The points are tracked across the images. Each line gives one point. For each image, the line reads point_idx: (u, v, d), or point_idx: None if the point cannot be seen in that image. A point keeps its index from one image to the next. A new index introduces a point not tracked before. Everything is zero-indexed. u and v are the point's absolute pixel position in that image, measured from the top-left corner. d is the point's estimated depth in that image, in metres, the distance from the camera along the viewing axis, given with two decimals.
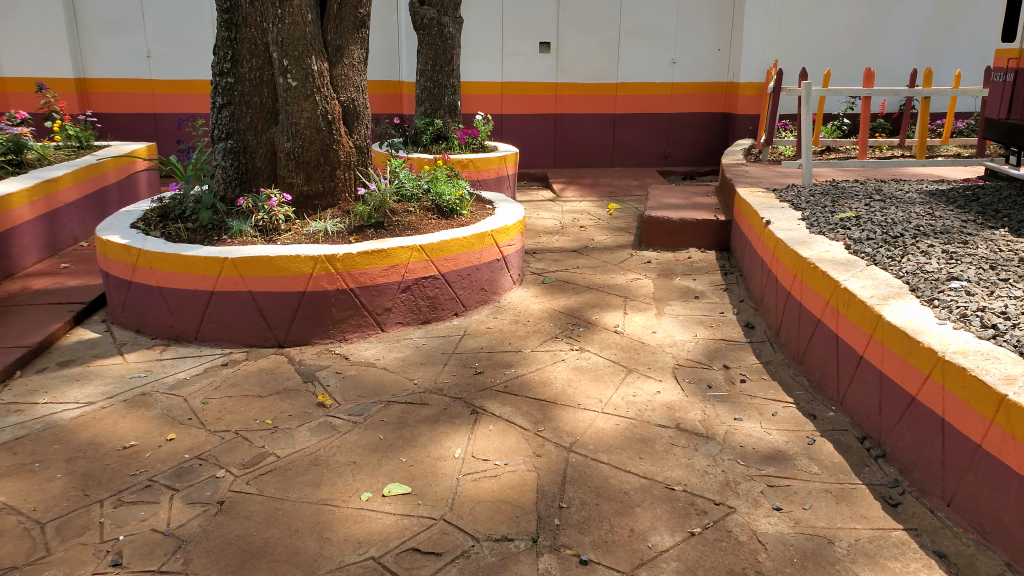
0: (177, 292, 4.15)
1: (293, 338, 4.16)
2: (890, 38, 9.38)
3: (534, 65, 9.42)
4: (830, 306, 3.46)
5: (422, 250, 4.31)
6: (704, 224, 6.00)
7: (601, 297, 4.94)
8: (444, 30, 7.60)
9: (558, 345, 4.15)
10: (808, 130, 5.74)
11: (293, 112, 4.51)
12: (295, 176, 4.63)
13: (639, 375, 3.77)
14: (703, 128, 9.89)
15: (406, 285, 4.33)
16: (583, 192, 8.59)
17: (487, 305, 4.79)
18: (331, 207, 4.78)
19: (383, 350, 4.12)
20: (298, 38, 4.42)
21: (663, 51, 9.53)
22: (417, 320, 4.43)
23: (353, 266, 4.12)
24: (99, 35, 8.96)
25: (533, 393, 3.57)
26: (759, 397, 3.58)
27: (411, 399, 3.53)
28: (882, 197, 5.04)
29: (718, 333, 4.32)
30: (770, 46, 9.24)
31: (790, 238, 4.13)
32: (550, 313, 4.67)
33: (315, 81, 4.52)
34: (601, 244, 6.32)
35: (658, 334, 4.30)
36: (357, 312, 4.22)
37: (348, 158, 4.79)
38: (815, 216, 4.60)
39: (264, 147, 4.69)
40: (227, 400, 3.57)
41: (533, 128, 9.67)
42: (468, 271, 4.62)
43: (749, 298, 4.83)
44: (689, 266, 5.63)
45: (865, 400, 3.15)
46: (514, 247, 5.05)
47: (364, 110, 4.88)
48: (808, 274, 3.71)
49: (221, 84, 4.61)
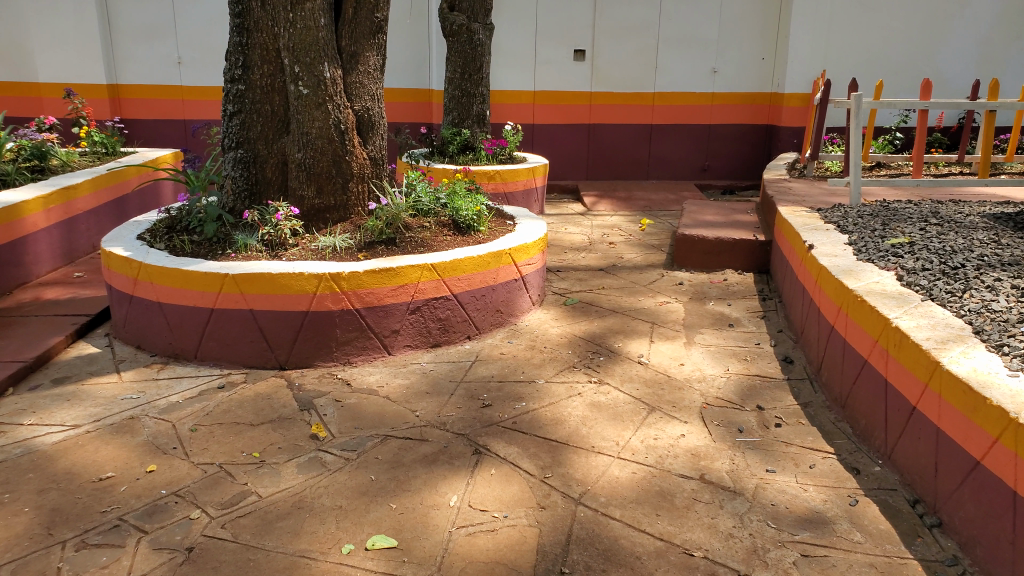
0: (179, 309, 3.95)
1: (295, 360, 3.94)
2: (948, 48, 8.87)
3: (568, 73, 9.14)
4: (878, 347, 3.09)
5: (434, 269, 4.05)
6: (740, 244, 5.64)
7: (625, 322, 4.62)
8: (474, 36, 7.36)
9: (575, 376, 3.84)
10: (857, 145, 5.33)
11: (304, 120, 4.30)
12: (306, 189, 4.42)
13: (662, 415, 3.45)
14: (745, 141, 9.49)
15: (416, 306, 4.07)
16: (616, 206, 8.26)
17: (503, 328, 4.52)
18: (342, 221, 4.55)
19: (387, 376, 3.86)
20: (311, 43, 4.20)
21: (703, 59, 9.16)
22: (428, 344, 4.17)
23: (360, 285, 3.87)
24: (131, 40, 8.93)
25: (543, 433, 3.27)
26: (794, 446, 3.22)
27: (411, 434, 3.26)
28: (938, 221, 4.62)
29: (752, 368, 3.97)
30: (818, 55, 8.80)
31: (835, 266, 3.76)
32: (569, 338, 4.36)
33: (328, 89, 4.30)
34: (630, 263, 6.00)
35: (685, 367, 3.97)
36: (362, 334, 3.98)
37: (362, 170, 4.56)
38: (863, 241, 4.22)
39: (275, 157, 4.48)
40: (217, 428, 3.34)
41: (566, 137, 9.37)
42: (484, 292, 4.34)
43: (788, 328, 4.47)
44: (724, 290, 5.27)
45: (917, 456, 2.79)
46: (534, 266, 4.76)
47: (379, 120, 4.65)
48: (854, 308, 3.35)
49: (232, 91, 4.40)
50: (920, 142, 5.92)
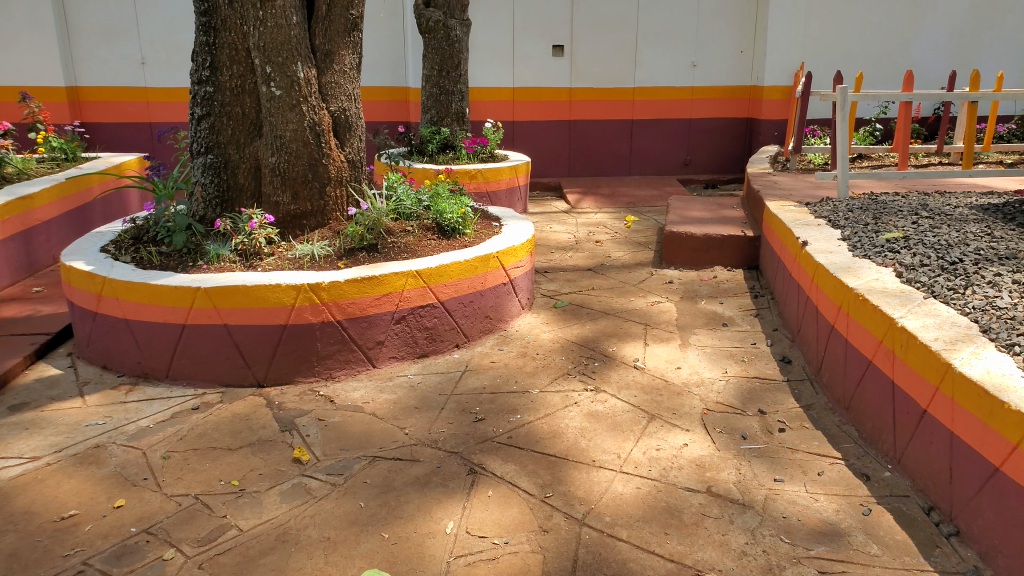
0: (147, 326, 3.72)
1: (273, 376, 3.72)
2: (926, 37, 8.82)
3: (546, 69, 8.96)
4: (883, 347, 2.95)
5: (420, 276, 3.86)
6: (730, 240, 5.51)
7: (618, 324, 4.46)
8: (451, 33, 7.17)
9: (570, 385, 3.66)
10: (844, 136, 5.20)
11: (277, 123, 4.09)
12: (281, 194, 4.20)
13: (663, 424, 3.28)
14: (726, 134, 9.38)
15: (401, 315, 3.87)
16: (600, 203, 8.10)
17: (492, 335, 4.32)
18: (320, 227, 4.34)
19: (373, 391, 3.66)
20: (282, 42, 3.99)
21: (683, 52, 9.03)
22: (414, 354, 3.98)
23: (340, 295, 3.67)
24: (91, 41, 8.61)
25: (541, 447, 3.09)
26: (802, 452, 3.07)
27: (400, 454, 3.07)
28: (930, 213, 4.52)
29: (751, 369, 3.82)
30: (797, 46, 8.70)
31: (832, 263, 3.62)
32: (561, 344, 4.19)
33: (302, 90, 4.09)
34: (618, 261, 5.84)
35: (682, 370, 3.81)
36: (344, 347, 3.77)
37: (340, 173, 4.35)
38: (857, 236, 4.09)
39: (247, 162, 4.25)
40: (191, 454, 3.12)
41: (546, 134, 9.19)
42: (471, 297, 4.15)
43: (783, 326, 4.33)
44: (716, 287, 5.13)
45: (928, 462, 2.63)
46: (522, 269, 4.57)
47: (357, 121, 4.44)
48: (856, 307, 3.20)
49: (200, 93, 4.16)
50: (903, 133, 5.82)
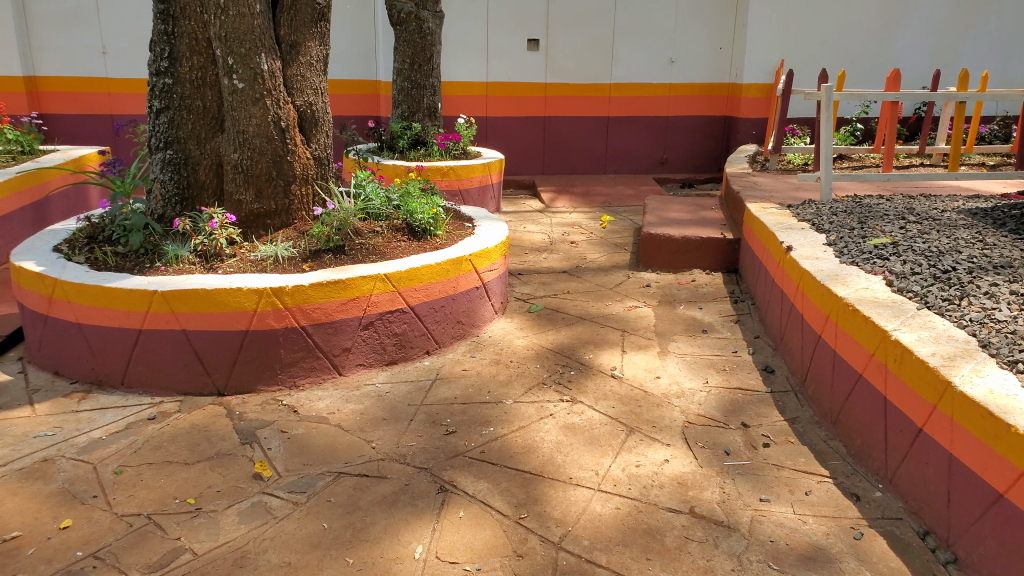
0: (101, 331, 3.52)
1: (234, 384, 3.55)
2: (901, 38, 8.84)
3: (522, 64, 8.82)
4: (875, 360, 2.87)
5: (388, 280, 3.71)
6: (707, 243, 5.43)
7: (594, 330, 4.35)
8: (423, 25, 6.98)
9: (545, 395, 3.54)
10: (828, 136, 5.14)
11: (239, 117, 3.90)
12: (244, 192, 4.01)
13: (642, 438, 3.18)
14: (702, 133, 9.32)
15: (368, 321, 3.72)
16: (575, 203, 8.00)
17: (465, 340, 4.19)
18: (284, 227, 4.16)
19: (339, 401, 3.50)
20: (245, 32, 3.79)
21: (660, 49, 8.95)
22: (382, 362, 3.83)
23: (305, 300, 3.50)
24: (50, 29, 8.27)
25: (514, 463, 2.97)
26: (787, 470, 2.99)
27: (367, 471, 2.92)
28: (917, 218, 4.47)
29: (731, 380, 3.73)
30: (775, 46, 8.67)
31: (819, 270, 3.54)
32: (536, 351, 4.07)
33: (265, 83, 3.90)
34: (594, 263, 5.74)
35: (661, 381, 3.71)
36: (310, 354, 3.61)
37: (305, 171, 4.17)
38: (842, 242, 4.02)
39: (208, 158, 4.06)
40: (146, 469, 2.94)
41: (522, 130, 9.06)
42: (442, 302, 4.01)
43: (764, 334, 4.25)
44: (693, 292, 5.05)
45: (922, 483, 2.56)
46: (496, 272, 4.44)
47: (323, 116, 4.27)
48: (845, 318, 3.13)
49: (158, 85, 3.96)
50: (890, 135, 5.77)
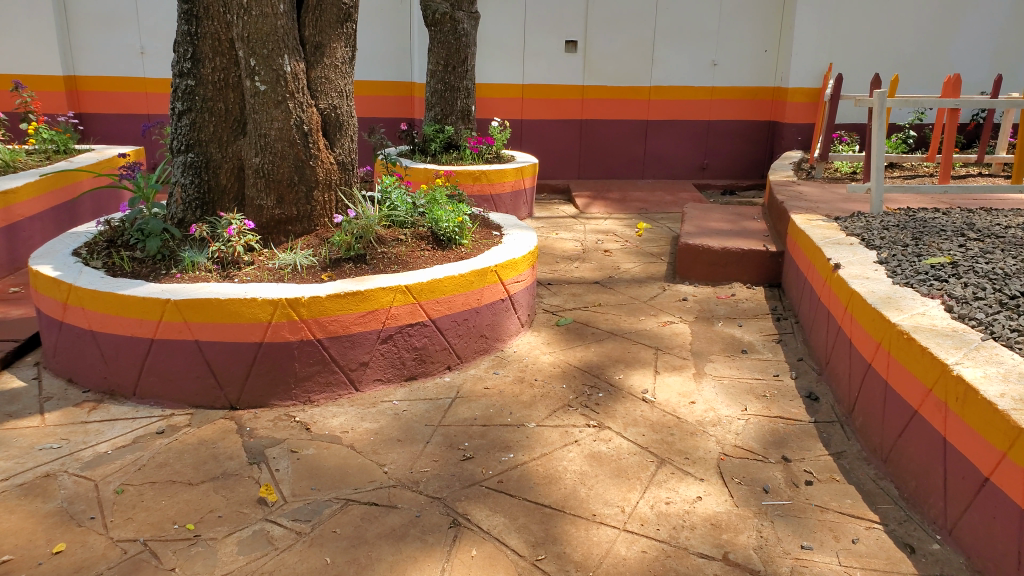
0: (114, 339, 3.41)
1: (247, 398, 3.41)
2: (959, 40, 8.40)
3: (560, 65, 8.60)
4: (932, 396, 2.60)
5: (410, 291, 3.54)
6: (749, 255, 5.17)
7: (626, 348, 4.13)
8: (457, 26, 6.83)
9: (570, 419, 3.32)
10: (881, 145, 4.82)
11: (261, 121, 3.77)
12: (265, 198, 3.88)
13: (674, 471, 2.95)
14: (746, 138, 9.00)
15: (388, 334, 3.55)
16: (611, 209, 7.76)
17: (488, 355, 4.00)
18: (306, 234, 4.02)
19: (354, 419, 3.34)
20: (268, 32, 3.66)
21: (703, 51, 8.65)
22: (401, 377, 3.66)
23: (321, 312, 3.35)
24: (90, 29, 8.31)
25: (533, 496, 2.77)
26: (831, 513, 2.73)
27: (377, 498, 2.75)
28: (976, 235, 4.15)
29: (773, 409, 3.48)
30: (825, 48, 8.31)
31: (871, 292, 3.28)
32: (563, 369, 3.86)
33: (288, 85, 3.77)
34: (628, 274, 5.51)
35: (696, 407, 3.47)
36: (325, 368, 3.45)
37: (328, 176, 4.03)
38: (896, 260, 3.73)
39: (230, 161, 3.93)
40: (147, 489, 2.81)
41: (558, 134, 8.84)
42: (466, 315, 3.82)
43: (808, 356, 3.98)
44: (733, 307, 4.79)
45: (988, 539, 2.29)
46: (523, 284, 4.24)
47: (348, 120, 4.11)
48: (898, 346, 2.86)
49: (181, 87, 3.84)
50: (947, 144, 5.41)
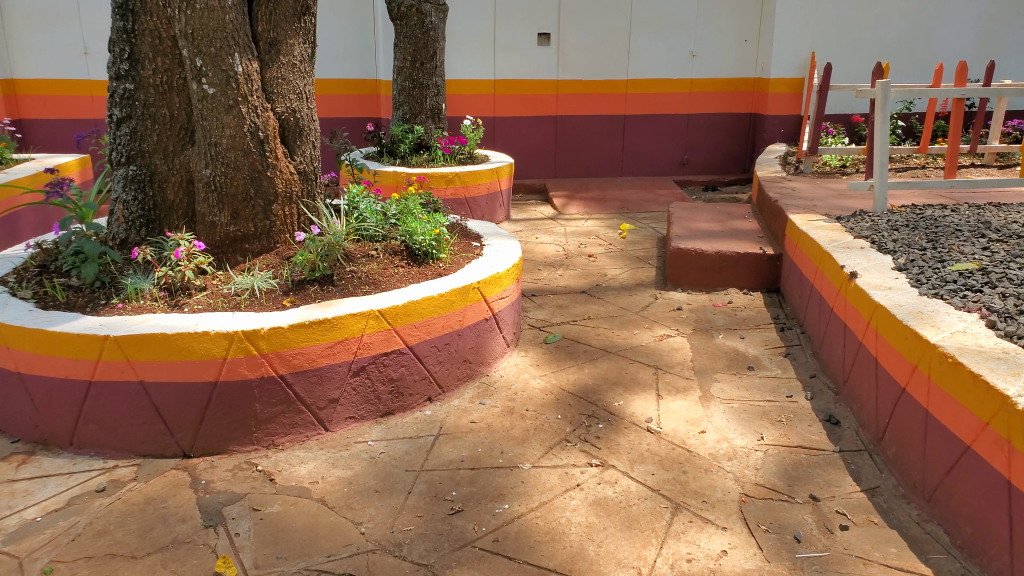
0: (45, 382, 2.97)
1: (201, 445, 2.99)
2: (942, 26, 8.19)
3: (533, 59, 8.23)
4: (990, 430, 2.25)
5: (382, 316, 3.15)
6: (745, 259, 4.85)
7: (622, 368, 3.77)
8: (425, 19, 6.40)
9: (569, 457, 2.97)
10: (883, 139, 4.50)
11: (210, 128, 3.34)
12: (217, 214, 3.45)
13: (691, 519, 2.60)
14: (726, 131, 8.71)
15: (359, 366, 3.15)
16: (589, 208, 7.42)
17: (473, 382, 3.61)
18: (265, 252, 3.60)
19: (324, 466, 2.94)
20: (215, 27, 3.23)
21: (681, 42, 8.33)
22: (376, 413, 3.26)
23: (284, 344, 2.96)
24: (26, 28, 7.73)
25: (534, 555, 2.41)
26: (871, 562, 2.38)
27: (355, 569, 2.36)
28: (995, 235, 3.86)
29: (791, 436, 3.15)
30: (806, 37, 8.05)
31: (898, 306, 2.95)
32: (556, 395, 3.49)
33: (240, 87, 3.34)
34: (616, 281, 5.16)
35: (707, 437, 3.13)
36: (290, 407, 3.05)
37: (288, 188, 3.61)
38: (918, 267, 3.42)
39: (177, 174, 3.49)
40: (81, 566, 2.39)
41: (532, 131, 8.47)
42: (446, 340, 3.43)
43: (821, 373, 3.66)
44: (731, 317, 4.47)
45: None
46: (508, 299, 3.85)
47: (309, 124, 3.70)
48: (939, 372, 2.54)
49: (117, 91, 3.38)
50: (954, 132, 5.00)
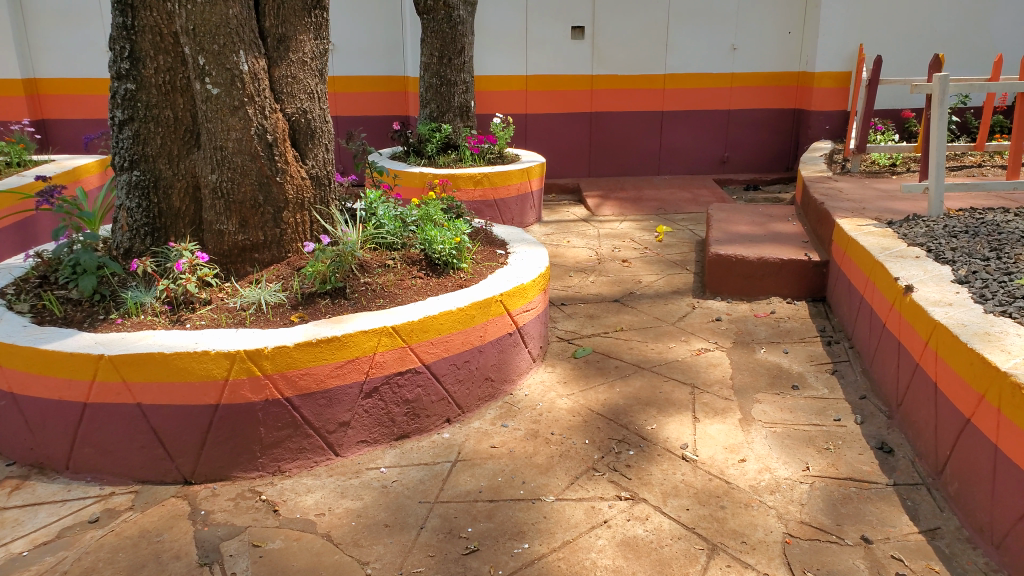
0: (38, 403, 2.82)
1: (203, 471, 2.82)
2: (1000, 16, 7.72)
3: (566, 55, 7.96)
4: None
5: (397, 333, 2.93)
6: (790, 265, 4.53)
7: (655, 386, 3.50)
8: (453, 13, 6.21)
9: (597, 489, 2.72)
10: (940, 138, 4.11)
11: (215, 130, 3.16)
12: (225, 221, 3.27)
13: (730, 564, 2.33)
14: (769, 128, 8.35)
15: (372, 387, 2.94)
16: (623, 210, 7.14)
17: (495, 401, 3.38)
18: (275, 263, 3.41)
19: (332, 496, 2.74)
20: (218, 23, 3.04)
21: (721, 35, 7.99)
22: (390, 436, 3.05)
23: (289, 364, 2.76)
24: (51, 28, 7.72)
25: None
26: None
27: None
28: None
29: (841, 466, 2.84)
30: (854, 28, 7.64)
31: (960, 326, 2.63)
32: (584, 416, 3.24)
33: (246, 87, 3.15)
34: (650, 288, 4.88)
35: (748, 467, 2.85)
36: (296, 431, 2.85)
37: (299, 195, 3.41)
38: (980, 280, 3.08)
39: (182, 179, 3.32)
40: None
41: (565, 129, 8.20)
42: (466, 357, 3.20)
43: (872, 394, 3.34)
44: (775, 328, 4.17)
45: None
46: (534, 312, 3.60)
47: (321, 126, 3.50)
48: (1010, 403, 2.22)
49: (119, 92, 3.23)
50: (1019, 130, 4.57)
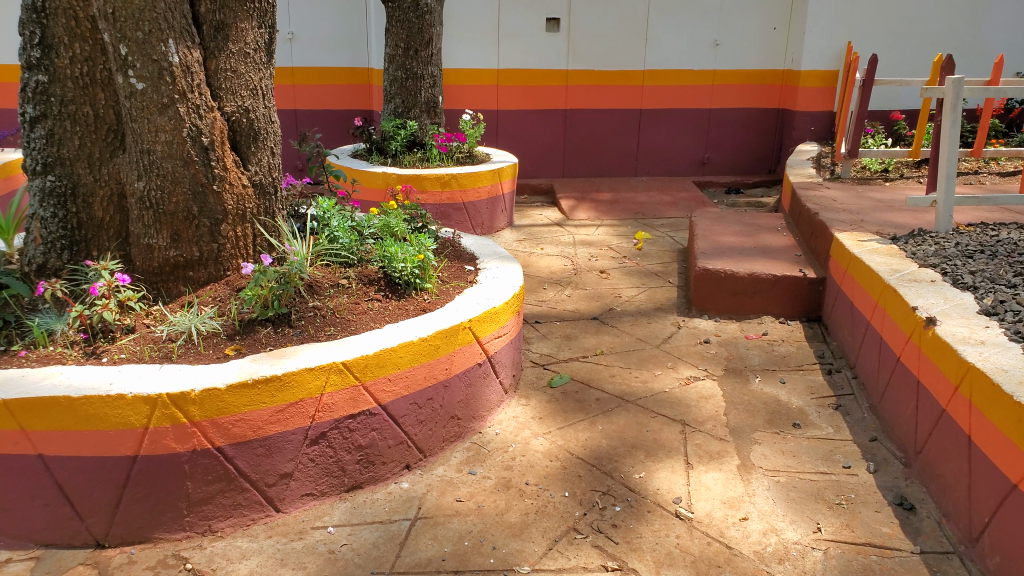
0: None
1: (118, 532, 2.40)
2: (992, 16, 7.47)
3: (540, 48, 7.57)
4: None
5: (348, 370, 2.53)
6: (783, 282, 4.21)
7: (641, 424, 3.14)
8: (419, 1, 5.76)
9: (579, 557, 2.35)
10: (951, 145, 3.77)
11: (141, 131, 2.72)
12: (154, 235, 2.84)
13: None
14: (752, 129, 8.04)
15: (320, 433, 2.54)
16: (600, 213, 6.79)
17: (462, 442, 3.00)
18: (213, 282, 2.98)
19: (269, 565, 2.34)
20: (142, 7, 2.61)
21: (703, 30, 7.65)
22: (340, 488, 2.66)
23: (219, 409, 2.34)
24: None
25: None
26: None
27: None
28: None
29: (857, 529, 2.49)
30: (842, 26, 7.35)
31: (1001, 370, 2.29)
32: (562, 460, 2.88)
33: (175, 81, 2.71)
34: (632, 304, 4.53)
35: (750, 527, 2.50)
36: (230, 485, 2.44)
37: (240, 205, 2.97)
38: (1009, 311, 2.75)
39: (106, 187, 2.88)
40: None
41: (539, 127, 7.83)
42: (428, 394, 2.80)
43: (884, 437, 3.02)
44: (768, 354, 3.84)
45: None
46: (506, 338, 3.21)
47: (266, 127, 3.07)
48: None
49: (28, 83, 2.76)
50: None
